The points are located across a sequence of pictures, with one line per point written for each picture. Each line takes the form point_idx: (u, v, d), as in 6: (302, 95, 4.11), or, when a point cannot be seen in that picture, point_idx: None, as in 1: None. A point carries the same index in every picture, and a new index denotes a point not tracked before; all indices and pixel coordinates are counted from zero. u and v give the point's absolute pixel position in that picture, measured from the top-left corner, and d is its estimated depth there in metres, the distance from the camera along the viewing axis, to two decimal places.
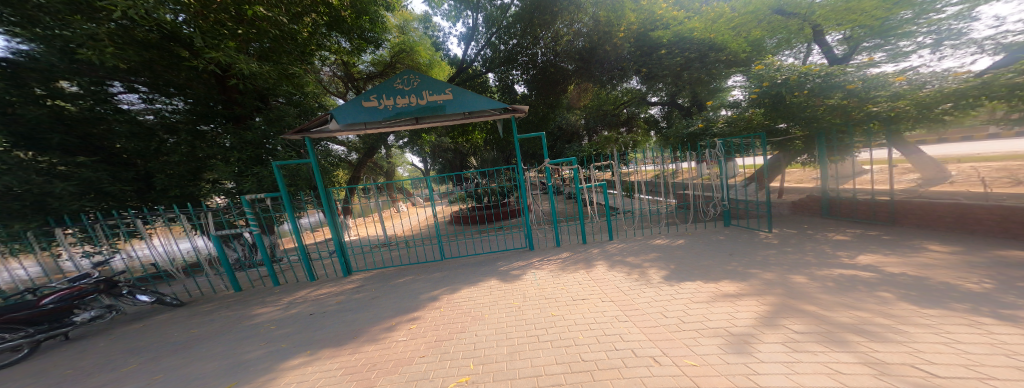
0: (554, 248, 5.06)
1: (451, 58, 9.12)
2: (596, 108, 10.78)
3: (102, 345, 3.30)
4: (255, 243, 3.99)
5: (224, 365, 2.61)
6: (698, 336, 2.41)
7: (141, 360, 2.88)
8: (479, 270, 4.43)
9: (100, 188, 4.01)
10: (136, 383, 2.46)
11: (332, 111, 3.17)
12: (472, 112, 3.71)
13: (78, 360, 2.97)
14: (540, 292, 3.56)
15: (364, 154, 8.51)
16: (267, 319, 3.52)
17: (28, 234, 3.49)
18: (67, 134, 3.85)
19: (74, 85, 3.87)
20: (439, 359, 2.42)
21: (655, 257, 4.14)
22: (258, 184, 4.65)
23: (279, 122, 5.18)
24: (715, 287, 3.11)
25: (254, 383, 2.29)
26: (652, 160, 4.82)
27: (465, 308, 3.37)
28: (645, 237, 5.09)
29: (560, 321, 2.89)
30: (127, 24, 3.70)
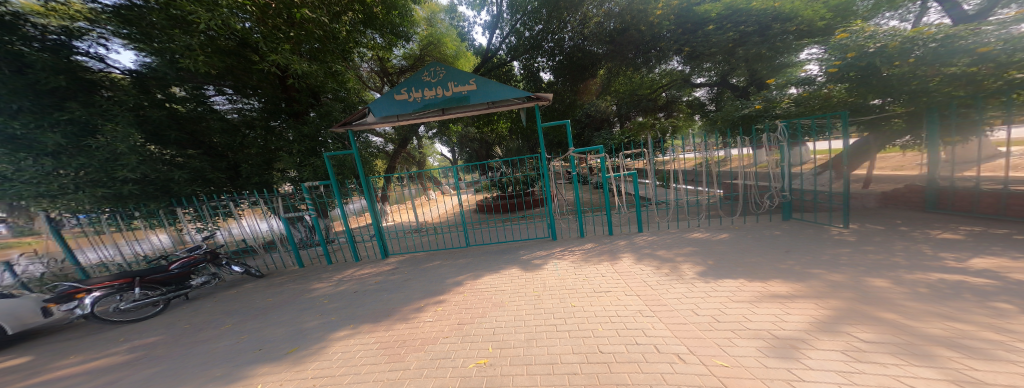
0: (580, 239, 4.94)
1: (476, 48, 9.44)
2: (631, 94, 10.08)
3: (208, 305, 4.16)
4: (313, 226, 4.57)
5: (289, 331, 3.11)
6: (734, 336, 2.11)
7: (233, 321, 3.56)
8: (504, 258, 4.52)
9: (205, 176, 5.08)
10: (229, 340, 3.06)
11: (369, 105, 3.50)
12: (496, 101, 3.80)
13: (194, 317, 3.80)
14: (561, 282, 3.50)
15: (398, 145, 9.13)
16: (322, 294, 4.07)
17: (159, 211, 4.61)
18: (180, 131, 4.87)
19: (183, 90, 4.91)
20: (460, 341, 2.54)
21: (690, 251, 3.79)
22: (314, 172, 5.38)
23: (328, 116, 5.93)
24: (762, 287, 2.73)
25: (310, 349, 2.68)
26: (696, 146, 4.34)
27: (487, 294, 3.47)
28: (682, 230, 4.68)
29: (580, 312, 2.80)
30: (213, 34, 4.46)
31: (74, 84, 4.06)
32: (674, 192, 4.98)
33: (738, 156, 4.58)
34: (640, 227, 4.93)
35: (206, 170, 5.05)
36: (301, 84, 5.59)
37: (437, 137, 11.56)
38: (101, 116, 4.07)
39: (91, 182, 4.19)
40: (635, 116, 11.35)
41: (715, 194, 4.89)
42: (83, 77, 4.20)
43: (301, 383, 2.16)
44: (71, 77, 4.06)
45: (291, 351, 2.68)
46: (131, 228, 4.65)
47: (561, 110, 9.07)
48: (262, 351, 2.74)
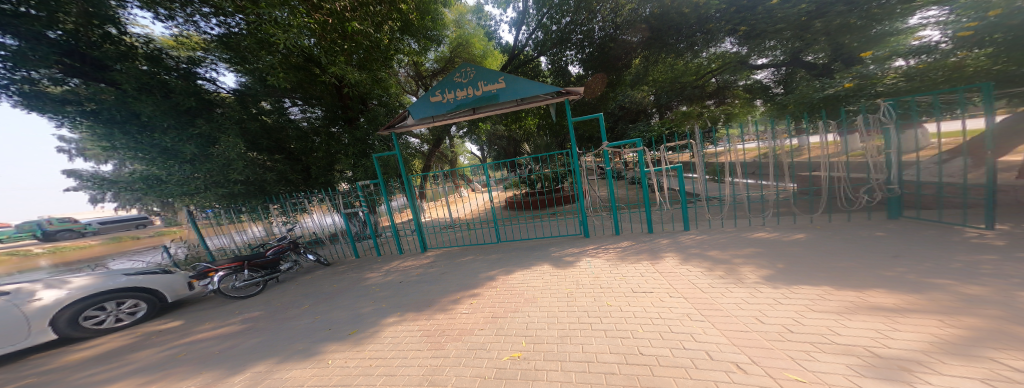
0: (618, 238, 4.65)
1: (503, 46, 9.65)
2: (672, 82, 8.91)
3: (292, 287, 4.92)
4: (365, 220, 5.20)
5: (350, 315, 3.44)
6: (815, 349, 1.70)
7: (309, 303, 4.07)
8: (535, 255, 4.45)
9: (286, 177, 6.13)
10: (307, 319, 3.49)
11: (408, 108, 3.99)
12: (524, 98, 3.88)
13: (282, 297, 4.49)
14: (595, 281, 3.29)
15: (433, 145, 9.69)
16: (374, 283, 4.49)
17: (258, 206, 5.86)
18: (269, 139, 5.93)
19: (268, 104, 6.01)
20: (494, 333, 2.51)
21: (752, 253, 3.25)
22: (365, 173, 6.25)
23: (375, 121, 6.44)
24: (858, 297, 2.15)
25: (366, 332, 2.93)
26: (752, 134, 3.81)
27: (520, 289, 3.43)
28: (741, 229, 4.12)
29: (619, 312, 2.55)
30: (286, 53, 5.39)
31: (200, 104, 5.26)
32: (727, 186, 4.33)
33: (820, 143, 3.78)
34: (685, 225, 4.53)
35: (288, 173, 6.13)
36: (353, 91, 6.37)
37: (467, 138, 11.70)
38: (217, 129, 5.19)
39: (216, 184, 5.46)
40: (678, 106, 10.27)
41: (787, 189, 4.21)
42: (205, 98, 5.41)
43: (358, 363, 2.35)
44: (197, 98, 5.27)
45: (352, 333, 2.96)
46: (235, 222, 5.92)
47: (592, 104, 9.55)
48: (330, 331, 3.08)
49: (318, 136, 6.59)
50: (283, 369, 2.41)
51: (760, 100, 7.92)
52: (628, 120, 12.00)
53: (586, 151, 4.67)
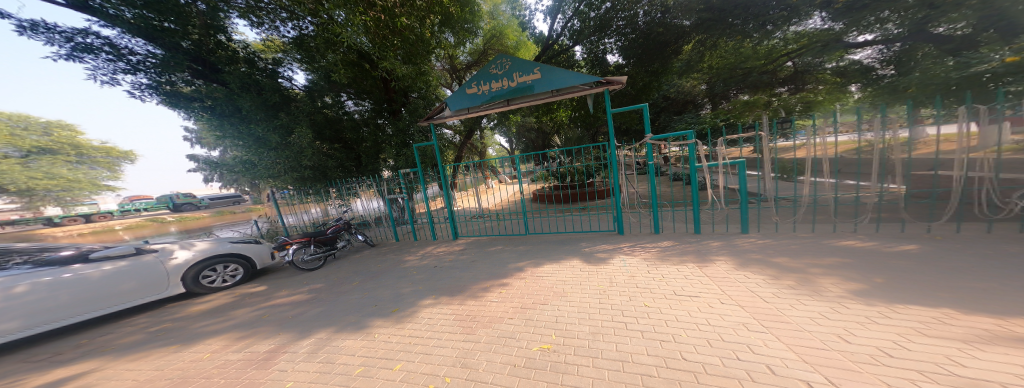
0: (660, 237, 4.33)
1: (536, 36, 9.48)
2: (731, 69, 6.84)
3: (345, 263, 5.48)
4: (404, 206, 5.89)
5: (392, 294, 3.71)
6: (920, 378, 1.35)
7: (358, 279, 4.48)
8: (566, 249, 4.36)
9: (342, 164, 6.89)
10: (357, 294, 3.84)
11: (445, 101, 4.19)
12: (561, 88, 3.77)
13: (337, 272, 5.00)
14: (631, 280, 3.08)
15: (465, 136, 9.85)
16: (411, 265, 4.79)
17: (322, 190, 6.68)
18: (329, 131, 6.63)
19: (330, 99, 6.68)
20: (523, 323, 2.49)
21: (836, 263, 2.79)
22: (406, 162, 6.68)
23: (415, 113, 6.83)
24: (989, 324, 1.69)
25: (406, 312, 3.14)
26: (834, 128, 3.43)
27: (552, 281, 3.36)
28: (821, 236, 3.57)
29: (659, 314, 2.34)
30: (345, 50, 5.92)
31: (283, 99, 6.05)
32: (806, 186, 3.74)
33: (959, 135, 3.17)
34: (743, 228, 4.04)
35: (344, 160, 6.87)
36: (398, 85, 6.76)
37: (498, 129, 11.67)
38: (294, 121, 5.98)
39: (292, 170, 6.26)
40: (737, 94, 7.90)
41: (895, 191, 3.49)
42: (286, 94, 6.18)
43: (400, 340, 2.56)
44: (282, 96, 6.02)
45: (394, 311, 3.20)
46: (302, 202, 6.89)
47: (632, 95, 8.91)
48: (376, 307, 3.36)
49: (367, 126, 7.12)
50: (338, 340, 2.69)
51: (859, 84, 5.52)
52: (674, 111, 11.58)
53: (624, 144, 4.38)
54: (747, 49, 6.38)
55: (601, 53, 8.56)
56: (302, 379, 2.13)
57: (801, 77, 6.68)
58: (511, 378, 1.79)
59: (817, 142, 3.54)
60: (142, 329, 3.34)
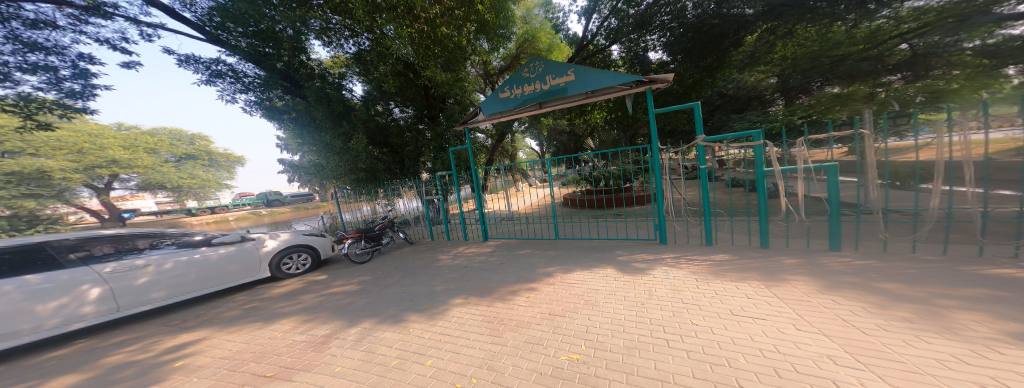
0: (710, 250, 3.91)
1: (570, 37, 9.36)
2: (814, 58, 5.66)
3: (388, 258, 5.90)
4: (440, 207, 6.37)
5: (426, 291, 3.88)
6: None
7: (398, 274, 4.78)
8: (598, 256, 4.17)
9: (389, 168, 7.48)
10: (396, 289, 4.10)
11: (479, 105, 4.36)
12: (596, 90, 3.63)
13: (381, 266, 5.40)
14: (676, 295, 2.78)
15: (496, 140, 9.99)
16: (444, 264, 4.97)
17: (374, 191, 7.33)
18: (379, 136, 7.22)
19: (382, 107, 7.31)
20: (551, 330, 2.39)
21: (985, 295, 2.15)
22: (442, 165, 7.02)
23: (451, 118, 7.23)
24: None
25: (438, 309, 3.26)
26: (981, 121, 2.66)
27: (584, 289, 3.19)
28: (956, 262, 2.85)
29: (706, 333, 2.07)
30: (394, 62, 6.44)
31: (344, 108, 6.75)
32: (938, 197, 2.99)
33: None
34: (831, 245, 3.50)
35: (390, 164, 7.43)
36: (437, 91, 7.12)
37: (529, 133, 11.62)
38: (353, 128, 6.72)
39: (350, 172, 6.98)
40: (823, 88, 6.22)
41: None
42: (347, 104, 6.88)
43: (431, 336, 2.66)
44: (343, 106, 6.72)
45: (427, 307, 3.34)
46: (355, 200, 7.65)
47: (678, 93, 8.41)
48: (412, 303, 3.54)
49: (410, 131, 7.58)
50: (378, 331, 2.89)
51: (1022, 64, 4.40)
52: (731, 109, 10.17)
53: (667, 146, 4.06)
54: (838, 34, 5.40)
55: (642, 51, 8.14)
56: (347, 365, 2.32)
57: (924, 62, 5.00)
58: (536, 385, 1.72)
59: (953, 140, 2.85)
60: (238, 306, 3.91)
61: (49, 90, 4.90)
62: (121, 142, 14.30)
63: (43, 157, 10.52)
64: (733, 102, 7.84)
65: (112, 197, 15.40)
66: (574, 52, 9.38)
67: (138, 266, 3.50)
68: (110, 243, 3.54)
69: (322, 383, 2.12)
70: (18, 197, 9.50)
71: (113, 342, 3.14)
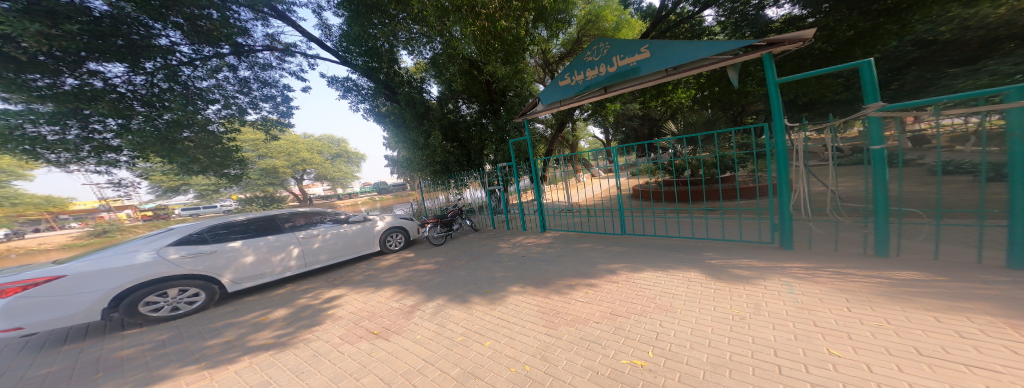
0: (842, 258, 3.00)
1: (641, 11, 8.40)
2: None
3: (458, 242, 6.47)
4: (502, 197, 6.73)
5: (487, 276, 4.11)
6: None
7: (465, 258, 5.19)
8: (677, 258, 3.68)
9: (457, 162, 8.03)
10: (463, 271, 4.46)
11: (539, 96, 4.36)
12: (677, 66, 3.24)
13: (451, 249, 5.94)
14: (791, 310, 2.15)
15: (556, 129, 9.70)
16: (504, 252, 5.17)
17: (447, 183, 8.05)
18: (449, 131, 7.79)
19: (456, 105, 7.91)
20: (611, 331, 2.22)
21: None
22: (503, 156, 7.23)
23: (512, 111, 7.36)
24: None
25: (497, 294, 3.43)
26: None
27: (662, 292, 2.79)
28: None
29: (851, 368, 1.44)
30: (461, 61, 6.86)
31: (417, 106, 7.51)
32: None
33: None
34: None
35: (458, 158, 7.98)
36: (500, 86, 7.28)
37: (590, 121, 10.84)
38: (430, 126, 7.47)
39: (429, 166, 7.82)
40: None
41: None
42: (424, 104, 7.62)
43: (490, 319, 2.82)
44: (419, 108, 7.51)
45: (488, 292, 3.55)
46: (433, 190, 8.54)
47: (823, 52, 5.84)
48: (475, 286, 3.81)
49: (475, 126, 7.96)
50: (449, 308, 3.20)
51: None
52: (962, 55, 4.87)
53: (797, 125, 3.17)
54: None
55: (754, 9, 6.54)
56: (425, 335, 2.65)
57: None
58: (591, 384, 1.66)
59: None
60: (361, 272, 4.83)
61: (274, 113, 6.74)
62: (301, 147, 20.75)
63: (276, 159, 19.18)
64: (951, 50, 4.85)
65: (302, 184, 22.86)
66: (649, 26, 8.13)
67: (315, 234, 4.65)
68: (302, 217, 4.72)
69: (406, 346, 2.48)
70: (264, 184, 18.77)
71: (302, 288, 4.26)
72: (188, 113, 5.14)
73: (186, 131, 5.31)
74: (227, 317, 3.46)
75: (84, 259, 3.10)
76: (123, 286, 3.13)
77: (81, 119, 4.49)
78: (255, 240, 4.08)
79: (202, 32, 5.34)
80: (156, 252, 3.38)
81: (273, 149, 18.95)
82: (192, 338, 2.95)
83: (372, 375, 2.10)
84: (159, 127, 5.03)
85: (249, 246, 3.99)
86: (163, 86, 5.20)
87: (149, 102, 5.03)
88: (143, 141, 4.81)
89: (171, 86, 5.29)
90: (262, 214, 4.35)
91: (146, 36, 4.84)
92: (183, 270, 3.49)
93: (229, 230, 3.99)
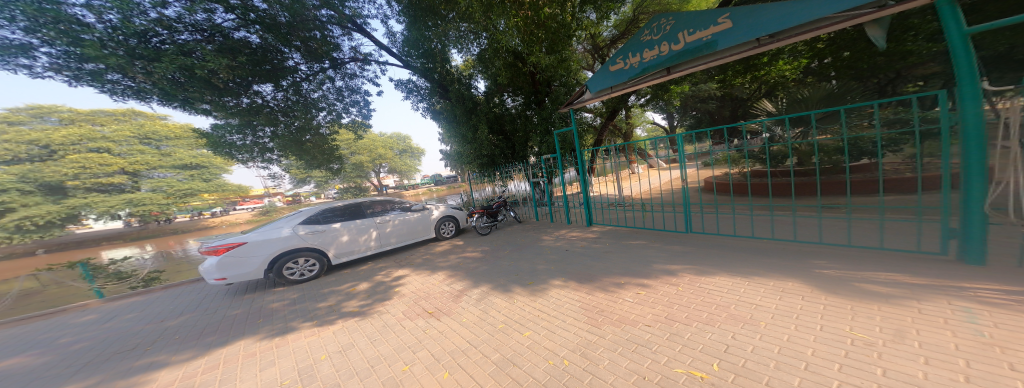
0: (999, 274, 2.28)
1: None
2: None
3: (503, 232, 6.63)
4: (547, 189, 6.68)
5: (529, 268, 4.12)
6: None
7: (509, 249, 5.27)
8: (747, 262, 3.21)
9: (500, 155, 8.14)
10: (507, 261, 4.54)
11: (586, 84, 4.17)
12: (773, 34, 2.74)
13: (497, 238, 6.11)
14: (919, 337, 1.67)
15: (607, 118, 9.14)
16: (546, 245, 5.12)
17: (494, 175, 8.26)
18: (494, 124, 7.91)
19: (505, 99, 8.02)
20: (665, 336, 2.05)
21: None
22: (548, 147, 7.03)
23: (557, 101, 7.11)
24: None
25: (538, 287, 3.42)
26: None
27: (742, 301, 2.41)
28: None
29: None
30: (506, 54, 6.86)
31: (462, 101, 7.77)
32: None
33: None
34: None
35: (498, 151, 8.03)
36: (545, 76, 7.10)
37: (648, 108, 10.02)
38: (476, 121, 7.72)
39: (475, 160, 8.12)
40: None
41: None
42: (469, 99, 7.83)
43: (530, 310, 2.83)
44: (467, 104, 7.77)
45: (529, 283, 3.57)
46: (479, 182, 8.86)
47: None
48: (517, 276, 3.85)
49: (520, 118, 7.97)
50: (492, 296, 3.30)
51: None
52: None
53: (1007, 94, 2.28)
54: None
55: None
56: (470, 318, 2.78)
57: None
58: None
59: None
60: (420, 255, 5.26)
61: (357, 116, 7.60)
62: (374, 142, 23.31)
63: (360, 155, 22.22)
64: None
65: (378, 176, 25.89)
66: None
67: (386, 219, 5.23)
68: (377, 203, 5.32)
69: (452, 327, 2.64)
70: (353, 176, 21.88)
71: (377, 266, 4.85)
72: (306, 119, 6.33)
73: (308, 135, 6.65)
74: (330, 285, 4.18)
75: (257, 231, 4.29)
76: (276, 253, 4.21)
77: (253, 129, 5.92)
78: (348, 222, 4.84)
79: (313, 52, 6.10)
80: (293, 229, 4.38)
81: (360, 146, 21.94)
82: (310, 299, 3.71)
83: (425, 350, 2.28)
84: (290, 131, 6.32)
85: (341, 227, 4.75)
86: (294, 98, 6.18)
87: (287, 112, 6.12)
88: (285, 144, 6.47)
89: (298, 99, 6.27)
90: (350, 201, 5.03)
91: (279, 60, 5.83)
92: (307, 244, 4.42)
93: (332, 213, 4.79)
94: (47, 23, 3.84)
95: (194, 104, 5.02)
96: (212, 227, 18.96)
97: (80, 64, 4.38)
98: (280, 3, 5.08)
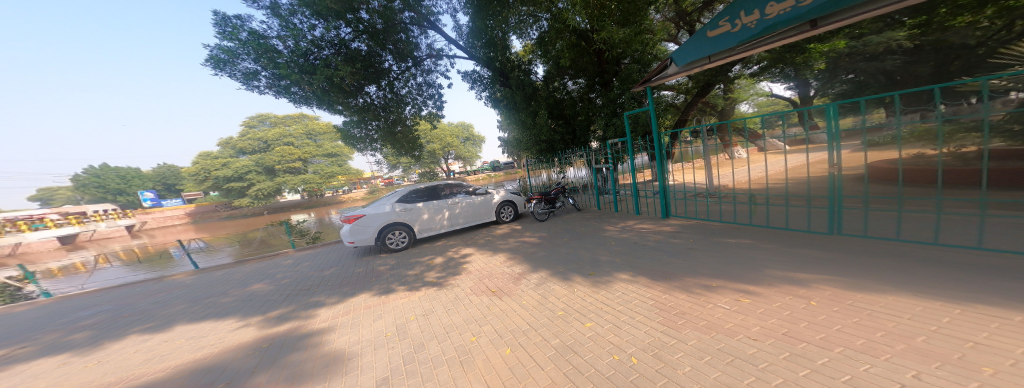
0: None
1: None
2: None
3: (564, 219, 6.53)
4: (612, 176, 6.25)
5: (590, 258, 3.96)
6: None
7: (568, 236, 5.16)
8: (896, 275, 2.44)
9: (558, 141, 7.89)
10: (566, 249, 4.46)
11: (673, 55, 3.76)
12: None
13: (558, 225, 6.06)
14: None
15: (696, 94, 7.90)
16: (610, 236, 4.85)
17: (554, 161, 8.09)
18: (553, 110, 7.73)
19: (568, 82, 7.69)
20: (779, 354, 1.66)
21: None
22: (614, 131, 6.39)
23: (628, 79, 6.44)
24: None
25: (601, 278, 3.28)
26: None
27: (922, 329, 1.70)
28: None
29: None
30: (568, 35, 6.48)
31: (522, 87, 7.73)
32: None
33: None
34: None
35: (556, 137, 7.79)
36: (613, 53, 6.50)
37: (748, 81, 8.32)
38: (537, 107, 7.64)
39: (535, 147, 8.09)
40: None
41: None
42: (527, 86, 7.73)
43: (594, 302, 2.73)
44: (526, 92, 7.72)
45: (590, 274, 3.44)
46: (538, 168, 8.85)
47: None
48: (577, 265, 3.76)
49: (581, 102, 7.62)
50: (551, 282, 3.29)
51: None
52: None
53: None
54: None
55: None
56: (530, 302, 2.83)
57: None
58: None
59: None
60: (484, 237, 5.55)
61: (433, 108, 8.24)
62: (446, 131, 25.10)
63: (436, 143, 24.28)
64: None
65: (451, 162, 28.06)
66: None
67: (455, 201, 5.64)
68: (448, 187, 5.75)
69: (515, 308, 2.74)
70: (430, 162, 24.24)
71: (447, 244, 5.31)
72: (398, 112, 7.20)
73: (401, 126, 7.64)
74: (415, 256, 4.78)
75: (370, 206, 5.19)
76: (383, 224, 5.02)
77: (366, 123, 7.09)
78: (428, 203, 5.39)
79: (401, 53, 6.65)
80: (392, 206, 5.12)
81: (433, 135, 23.90)
82: (403, 266, 4.30)
83: (491, 325, 2.43)
84: (388, 123, 7.30)
85: (420, 207, 5.31)
86: (391, 97, 7.01)
87: (388, 107, 7.04)
88: (383, 136, 7.57)
89: (393, 96, 7.05)
90: (429, 183, 5.58)
91: (380, 63, 6.56)
92: (401, 219, 5.15)
93: (416, 194, 5.38)
94: (264, 54, 5.23)
95: (331, 105, 6.20)
96: (336, 201, 23.98)
97: (280, 81, 5.78)
98: (378, 11, 5.74)
